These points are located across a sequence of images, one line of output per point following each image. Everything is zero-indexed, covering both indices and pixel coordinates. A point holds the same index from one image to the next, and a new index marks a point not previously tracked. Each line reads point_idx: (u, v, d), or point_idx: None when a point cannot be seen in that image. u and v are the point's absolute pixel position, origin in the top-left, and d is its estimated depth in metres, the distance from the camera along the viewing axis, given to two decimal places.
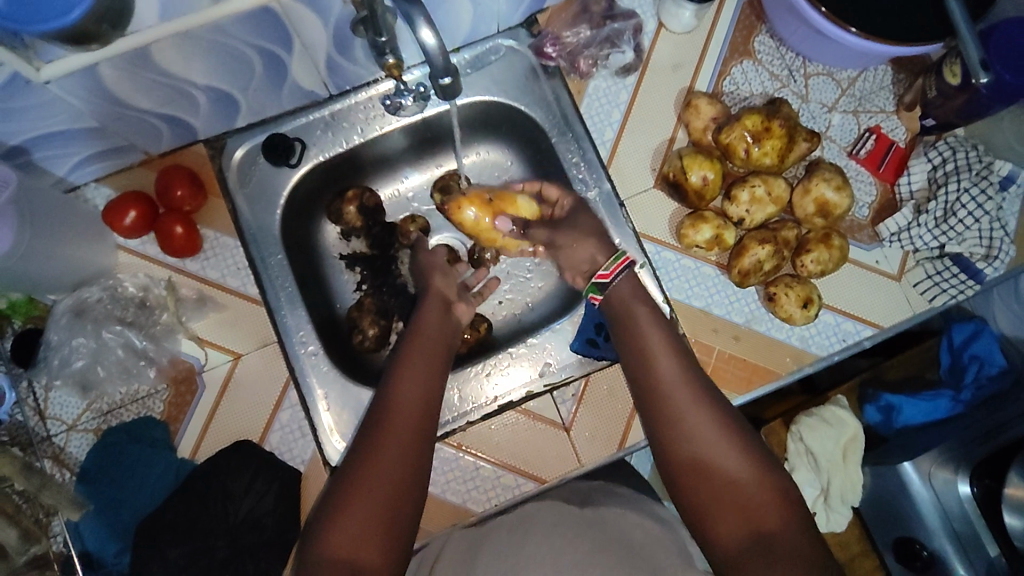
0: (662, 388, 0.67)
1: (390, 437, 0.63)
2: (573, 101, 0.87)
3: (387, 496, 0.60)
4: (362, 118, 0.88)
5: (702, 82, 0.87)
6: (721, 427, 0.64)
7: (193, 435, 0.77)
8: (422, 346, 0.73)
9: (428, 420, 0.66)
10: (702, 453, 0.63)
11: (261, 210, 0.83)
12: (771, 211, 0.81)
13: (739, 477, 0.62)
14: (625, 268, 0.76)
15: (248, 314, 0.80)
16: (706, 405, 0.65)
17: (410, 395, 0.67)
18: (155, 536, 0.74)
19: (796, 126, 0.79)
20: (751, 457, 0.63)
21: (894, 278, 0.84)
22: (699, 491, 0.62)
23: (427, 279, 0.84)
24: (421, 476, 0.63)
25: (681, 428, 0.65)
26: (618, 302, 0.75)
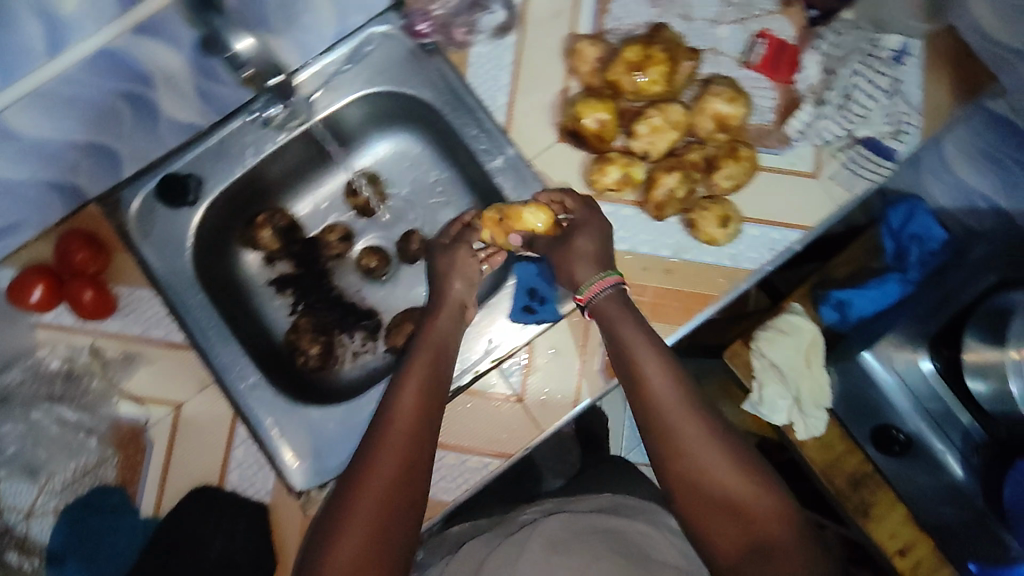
0: (653, 398, 0.67)
1: (385, 451, 0.65)
2: (459, 74, 0.85)
3: (381, 511, 0.62)
4: (252, 139, 0.84)
5: (583, 25, 0.85)
6: (714, 435, 0.64)
7: (153, 493, 0.75)
8: (426, 357, 0.73)
9: (425, 429, 0.68)
10: (699, 463, 0.63)
11: (171, 255, 0.81)
12: (674, 138, 0.80)
13: (734, 488, 0.62)
14: (608, 287, 0.73)
15: (178, 361, 0.78)
16: (698, 413, 0.66)
17: (408, 411, 0.68)
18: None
19: (675, 48, 0.77)
20: (744, 462, 0.64)
21: (812, 176, 0.82)
22: (697, 502, 0.63)
23: (445, 287, 0.79)
24: (415, 486, 0.65)
25: (676, 444, 0.64)
26: (602, 314, 0.72)
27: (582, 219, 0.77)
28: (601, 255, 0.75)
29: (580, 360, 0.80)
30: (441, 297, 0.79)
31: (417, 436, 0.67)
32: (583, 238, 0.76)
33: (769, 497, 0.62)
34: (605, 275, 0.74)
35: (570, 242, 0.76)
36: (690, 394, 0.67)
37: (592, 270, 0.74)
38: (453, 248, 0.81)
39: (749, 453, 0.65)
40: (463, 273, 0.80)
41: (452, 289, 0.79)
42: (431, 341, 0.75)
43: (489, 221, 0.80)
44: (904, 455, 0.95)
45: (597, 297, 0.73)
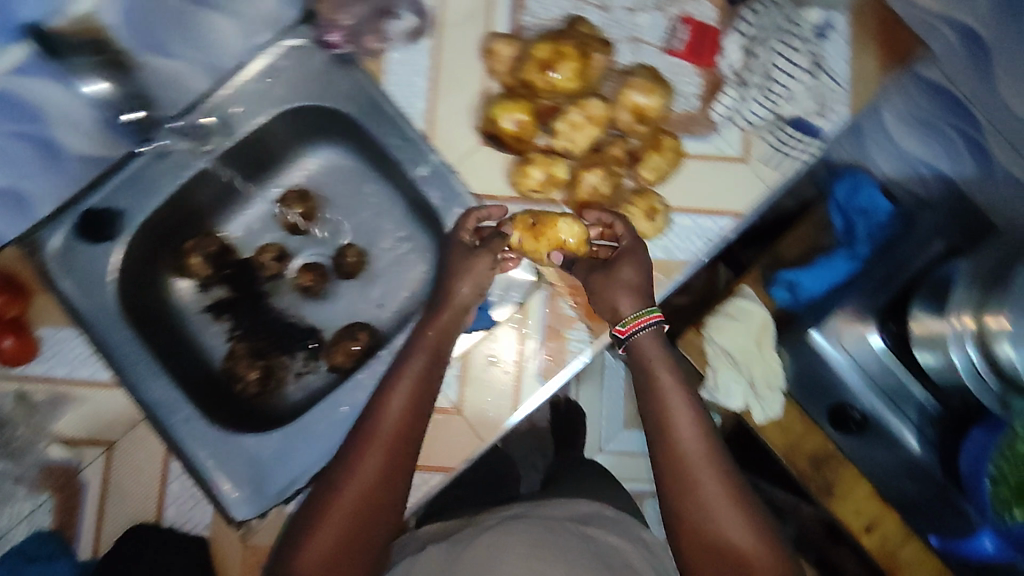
0: (674, 435, 0.66)
1: (368, 457, 0.65)
2: (375, 81, 0.82)
3: (358, 516, 0.63)
4: (170, 167, 0.80)
5: (499, 24, 0.82)
6: (727, 485, 0.64)
7: (89, 534, 0.76)
8: (420, 362, 0.71)
9: (408, 435, 0.67)
10: (706, 509, 0.63)
11: (92, 288, 0.78)
12: (596, 133, 0.78)
13: (742, 546, 0.62)
14: (649, 324, 0.70)
15: (106, 401, 0.77)
16: (715, 459, 0.66)
17: (394, 417, 0.67)
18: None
19: (586, 42, 0.75)
20: (751, 517, 0.64)
21: (741, 160, 0.81)
22: (696, 548, 0.63)
23: (453, 288, 0.75)
24: (393, 492, 0.65)
25: (693, 497, 0.64)
26: (642, 356, 0.70)
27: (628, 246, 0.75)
28: (643, 289, 0.73)
29: (516, 366, 0.79)
30: (445, 296, 0.75)
31: (403, 442, 0.66)
32: (626, 267, 0.73)
33: (767, 555, 0.63)
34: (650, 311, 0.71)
35: (613, 270, 0.73)
36: (713, 439, 0.67)
37: (637, 303, 0.71)
38: (476, 256, 0.75)
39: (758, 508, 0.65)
40: (471, 271, 0.75)
41: (460, 291, 0.74)
42: (428, 344, 0.73)
43: (522, 226, 0.76)
44: (862, 433, 0.95)
45: (637, 333, 0.70)
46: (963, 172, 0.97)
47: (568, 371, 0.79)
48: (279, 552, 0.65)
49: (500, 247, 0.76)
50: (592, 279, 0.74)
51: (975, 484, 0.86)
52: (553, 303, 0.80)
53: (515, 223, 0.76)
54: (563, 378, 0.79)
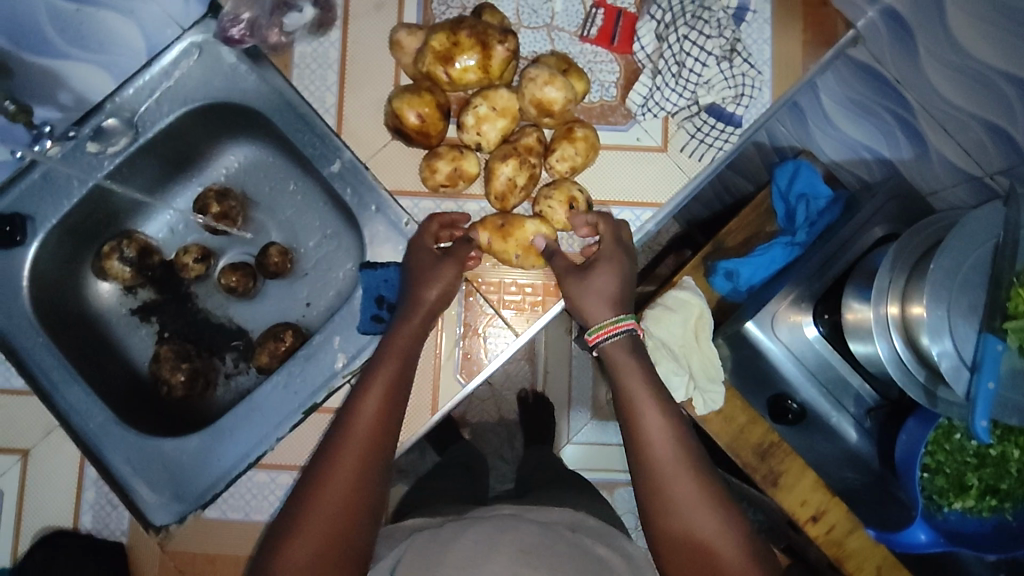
0: (648, 446, 0.64)
1: (343, 462, 0.63)
2: (283, 77, 0.81)
3: (340, 519, 0.61)
4: (77, 171, 0.81)
5: (408, 14, 0.81)
6: (706, 492, 0.63)
7: (9, 541, 0.75)
8: (391, 368, 0.69)
9: (382, 439, 0.66)
10: (684, 516, 0.62)
11: (7, 296, 0.79)
12: (505, 125, 0.77)
13: (717, 548, 0.61)
14: (623, 330, 0.70)
15: (23, 406, 0.77)
16: (692, 466, 0.64)
17: (368, 422, 0.66)
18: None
19: (485, 32, 0.74)
20: (732, 526, 0.62)
21: (659, 149, 0.78)
22: (679, 555, 0.62)
23: (425, 295, 0.72)
24: (371, 496, 0.63)
25: (667, 499, 0.63)
26: (614, 362, 0.69)
27: (607, 252, 0.73)
28: (619, 296, 0.72)
29: (434, 367, 0.77)
30: (415, 304, 0.72)
31: (378, 445, 0.65)
32: (600, 275, 0.72)
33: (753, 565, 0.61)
34: (620, 321, 0.70)
35: (587, 276, 0.72)
36: (689, 446, 0.65)
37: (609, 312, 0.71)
38: (443, 263, 0.73)
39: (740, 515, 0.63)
40: (441, 277, 0.73)
41: (429, 295, 0.72)
42: (398, 346, 0.70)
43: (490, 225, 0.77)
44: (798, 424, 0.92)
45: (606, 341, 0.70)
46: (901, 155, 0.95)
47: (488, 370, 0.77)
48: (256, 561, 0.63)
49: (468, 252, 0.76)
50: (567, 283, 0.73)
51: (907, 471, 0.83)
52: (469, 300, 0.78)
53: (483, 223, 0.77)
54: (484, 376, 0.77)
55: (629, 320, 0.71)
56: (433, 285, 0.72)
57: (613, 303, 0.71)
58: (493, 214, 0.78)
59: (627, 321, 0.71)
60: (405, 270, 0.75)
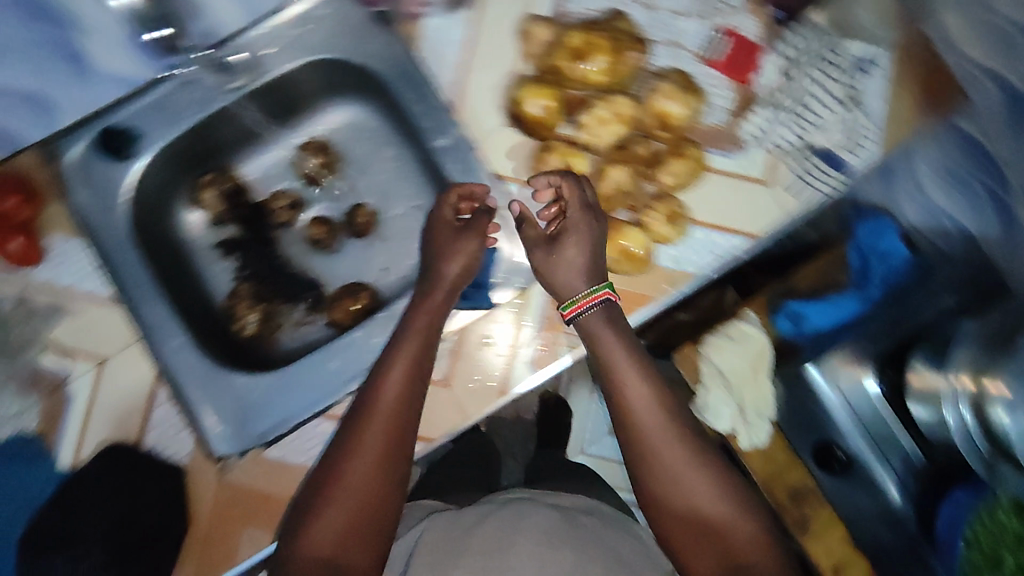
0: (644, 434, 0.65)
1: (370, 438, 0.64)
2: (409, 46, 0.83)
3: (374, 489, 0.63)
4: (194, 100, 0.84)
5: (541, 5, 0.83)
6: (702, 469, 0.65)
7: (73, 443, 0.76)
8: (414, 345, 0.70)
9: (406, 411, 0.66)
10: (690, 493, 0.64)
11: (109, 207, 0.81)
12: (621, 131, 0.77)
13: (716, 516, 0.64)
14: (598, 302, 0.69)
15: (107, 316, 0.78)
16: (687, 445, 0.65)
17: (393, 396, 0.66)
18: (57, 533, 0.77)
19: (621, 39, 0.76)
20: (730, 501, 0.64)
21: (763, 182, 0.79)
22: (683, 531, 0.64)
23: (443, 269, 0.74)
24: (398, 463, 0.65)
25: (666, 474, 0.64)
26: (593, 338, 0.69)
27: (576, 221, 0.72)
28: (591, 266, 0.71)
29: (510, 353, 0.79)
30: (435, 280, 0.74)
31: (404, 413, 0.66)
32: (571, 247, 0.71)
33: (760, 544, 0.63)
34: (596, 293, 0.69)
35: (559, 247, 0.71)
36: (677, 420, 0.66)
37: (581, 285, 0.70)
38: (463, 236, 0.75)
39: (734, 487, 0.65)
40: (460, 250, 0.74)
41: (450, 270, 0.74)
42: (422, 320, 0.72)
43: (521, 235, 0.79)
44: (845, 475, 0.93)
45: (582, 315, 0.70)
46: None
47: (562, 362, 0.80)
48: (285, 529, 0.64)
49: (487, 223, 0.76)
50: (538, 254, 0.73)
51: (948, 546, 0.84)
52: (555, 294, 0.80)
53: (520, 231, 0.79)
54: (556, 368, 0.80)
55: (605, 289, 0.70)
56: (457, 257, 0.74)
57: (587, 274, 0.71)
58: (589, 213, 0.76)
59: (604, 290, 0.70)
60: (425, 246, 0.77)
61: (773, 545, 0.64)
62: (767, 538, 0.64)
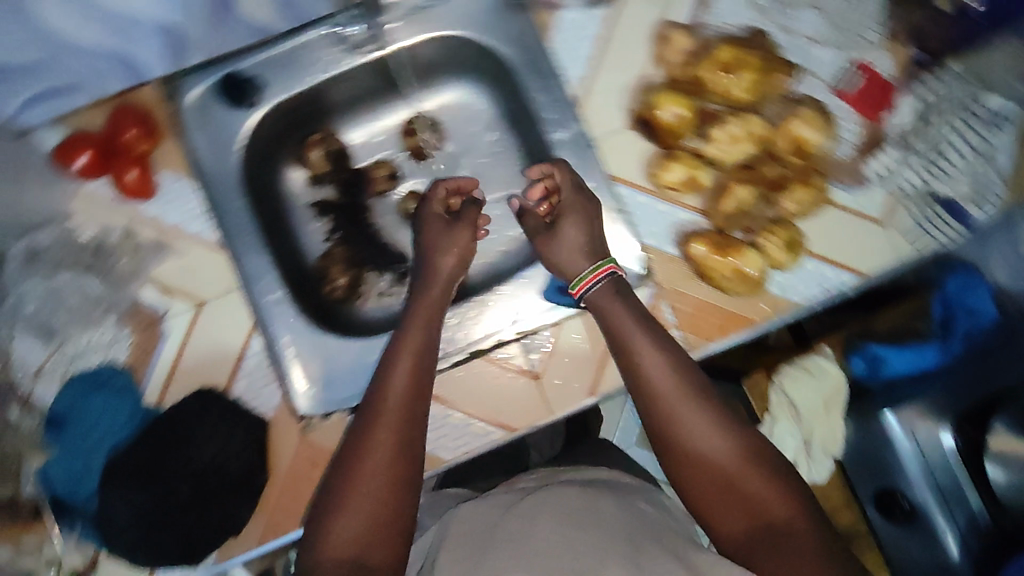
0: (657, 392, 0.67)
1: (380, 440, 0.65)
2: (543, 35, 0.81)
3: (385, 486, 0.63)
4: (321, 56, 0.83)
5: (677, 13, 0.80)
6: (722, 432, 0.65)
7: (159, 382, 0.76)
8: (417, 338, 0.72)
9: (415, 407, 0.68)
10: (712, 456, 0.64)
11: (222, 154, 0.80)
12: (751, 151, 0.75)
13: (734, 469, 0.64)
14: (605, 276, 0.72)
15: (211, 260, 0.78)
16: (707, 412, 0.66)
17: (399, 394, 0.68)
18: (112, 482, 0.70)
19: (771, 61, 0.74)
20: (751, 458, 0.64)
21: (879, 222, 0.78)
22: (708, 491, 0.64)
23: (438, 263, 0.79)
24: (410, 461, 0.65)
25: (685, 433, 0.65)
26: (601, 309, 0.72)
27: (571, 201, 0.76)
28: (591, 245, 0.75)
29: (603, 355, 0.78)
30: (431, 275, 0.78)
31: (410, 410, 0.68)
32: (570, 227, 0.75)
33: (785, 500, 0.62)
34: (602, 267, 0.73)
35: (559, 229, 0.75)
36: (696, 384, 0.67)
37: (585, 263, 0.73)
38: (455, 229, 0.81)
39: (755, 445, 0.65)
40: (453, 244, 0.80)
41: (444, 264, 0.79)
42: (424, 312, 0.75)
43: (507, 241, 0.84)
44: (906, 524, 0.92)
45: (590, 291, 0.73)
46: None
47: None
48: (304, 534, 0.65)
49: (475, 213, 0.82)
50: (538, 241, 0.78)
51: None
52: (655, 302, 0.76)
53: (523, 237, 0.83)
54: None
55: (609, 264, 0.73)
56: (450, 250, 0.79)
57: (588, 253, 0.74)
58: (705, 228, 0.75)
59: (607, 265, 0.73)
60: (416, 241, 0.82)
61: (805, 504, 0.62)
62: (793, 493, 0.62)
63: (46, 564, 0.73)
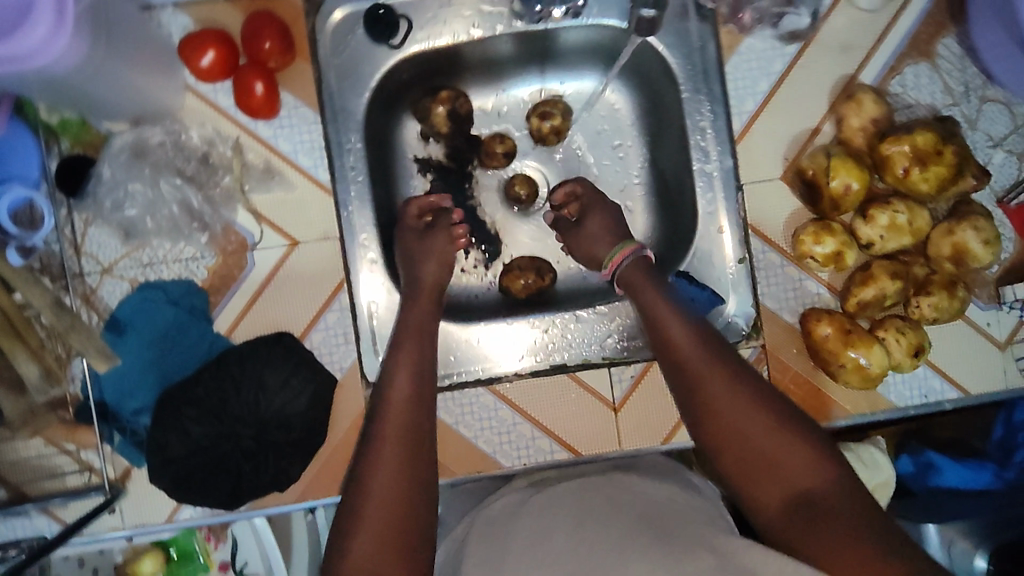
0: (680, 354, 0.61)
1: (385, 446, 0.57)
2: (719, 54, 0.75)
3: (400, 475, 0.55)
4: (481, 11, 0.76)
5: (866, 74, 0.75)
6: (745, 395, 0.57)
7: (234, 312, 0.72)
8: (411, 346, 0.65)
9: (420, 412, 0.60)
10: (737, 420, 0.56)
11: (348, 90, 0.74)
12: (905, 243, 0.71)
13: (763, 436, 0.55)
14: (628, 256, 0.71)
15: (316, 200, 0.73)
16: (732, 380, 0.58)
17: (403, 400, 0.60)
18: (176, 409, 0.67)
19: (967, 160, 0.69)
20: (779, 419, 0.56)
21: (999, 346, 0.76)
22: (736, 459, 0.56)
23: (420, 269, 0.72)
24: (423, 468, 0.57)
25: (707, 399, 0.58)
26: (633, 286, 0.69)
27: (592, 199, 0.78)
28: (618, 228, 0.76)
29: None
30: (415, 284, 0.72)
31: (416, 408, 0.60)
32: (594, 222, 0.76)
33: (819, 468, 0.53)
34: (632, 245, 0.72)
35: (581, 224, 0.77)
36: (724, 352, 0.60)
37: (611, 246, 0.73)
38: (430, 235, 0.74)
39: (785, 408, 0.56)
40: (429, 252, 0.73)
41: (426, 272, 0.72)
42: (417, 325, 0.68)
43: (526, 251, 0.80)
44: None
45: (620, 268, 0.71)
46: None
47: None
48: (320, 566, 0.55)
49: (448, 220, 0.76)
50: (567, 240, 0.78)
51: None
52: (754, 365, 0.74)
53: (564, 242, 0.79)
54: None
55: (632, 245, 0.72)
56: (431, 257, 0.73)
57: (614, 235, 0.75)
58: (841, 313, 0.73)
59: (634, 245, 0.72)
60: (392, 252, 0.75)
61: (840, 470, 0.53)
62: (827, 455, 0.54)
63: (81, 469, 0.70)
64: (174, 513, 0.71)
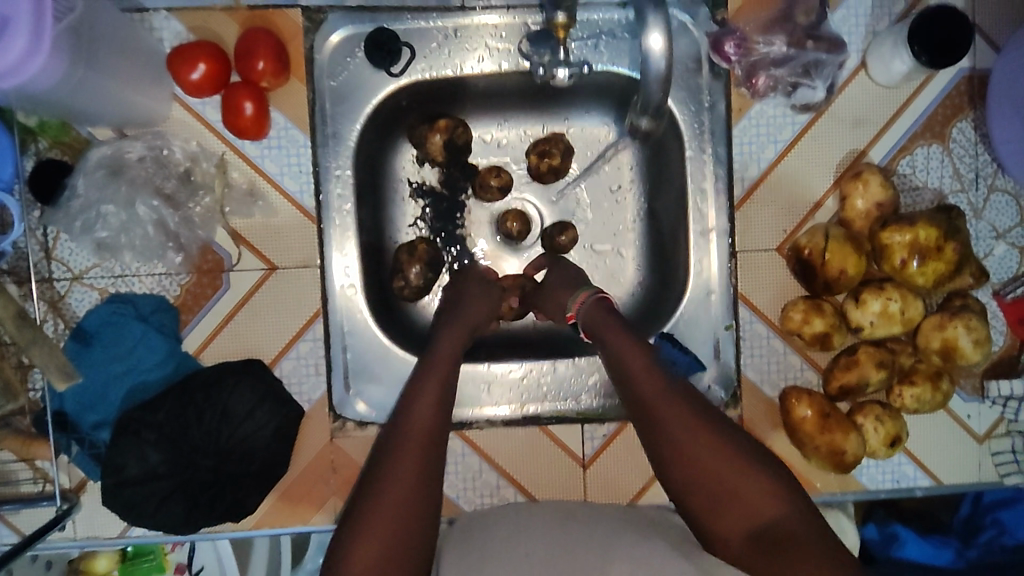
0: (637, 391, 0.57)
1: (393, 474, 0.51)
2: (728, 115, 0.72)
3: (405, 512, 0.50)
4: (487, 45, 0.73)
5: (875, 152, 0.73)
6: (706, 423, 0.54)
7: (205, 331, 0.71)
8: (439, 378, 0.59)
9: (439, 448, 0.54)
10: (699, 456, 0.53)
11: (342, 115, 0.71)
12: (895, 331, 0.69)
13: (723, 470, 0.52)
14: (587, 300, 0.67)
15: (300, 228, 0.71)
16: (691, 415, 0.55)
17: (423, 427, 0.54)
18: (135, 432, 0.65)
19: (967, 256, 0.68)
20: (742, 453, 0.53)
21: (976, 439, 0.75)
22: (698, 494, 0.53)
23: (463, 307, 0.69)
24: (428, 502, 0.51)
25: (664, 438, 0.54)
26: (594, 325, 0.65)
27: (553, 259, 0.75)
28: None
29: None
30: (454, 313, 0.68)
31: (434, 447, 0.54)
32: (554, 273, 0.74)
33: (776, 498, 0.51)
34: (587, 291, 0.68)
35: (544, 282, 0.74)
36: (684, 389, 0.57)
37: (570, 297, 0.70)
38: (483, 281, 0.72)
39: (744, 442, 0.54)
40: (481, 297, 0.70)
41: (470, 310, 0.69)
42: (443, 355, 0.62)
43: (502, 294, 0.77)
44: None
45: (584, 308, 0.67)
46: None
47: None
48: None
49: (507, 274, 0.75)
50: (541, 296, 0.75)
51: None
52: None
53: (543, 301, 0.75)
54: None
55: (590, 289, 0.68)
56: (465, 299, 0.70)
57: None
58: (820, 394, 0.72)
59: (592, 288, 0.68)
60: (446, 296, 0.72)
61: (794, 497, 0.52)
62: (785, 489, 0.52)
63: (35, 477, 0.69)
64: (125, 529, 0.71)
